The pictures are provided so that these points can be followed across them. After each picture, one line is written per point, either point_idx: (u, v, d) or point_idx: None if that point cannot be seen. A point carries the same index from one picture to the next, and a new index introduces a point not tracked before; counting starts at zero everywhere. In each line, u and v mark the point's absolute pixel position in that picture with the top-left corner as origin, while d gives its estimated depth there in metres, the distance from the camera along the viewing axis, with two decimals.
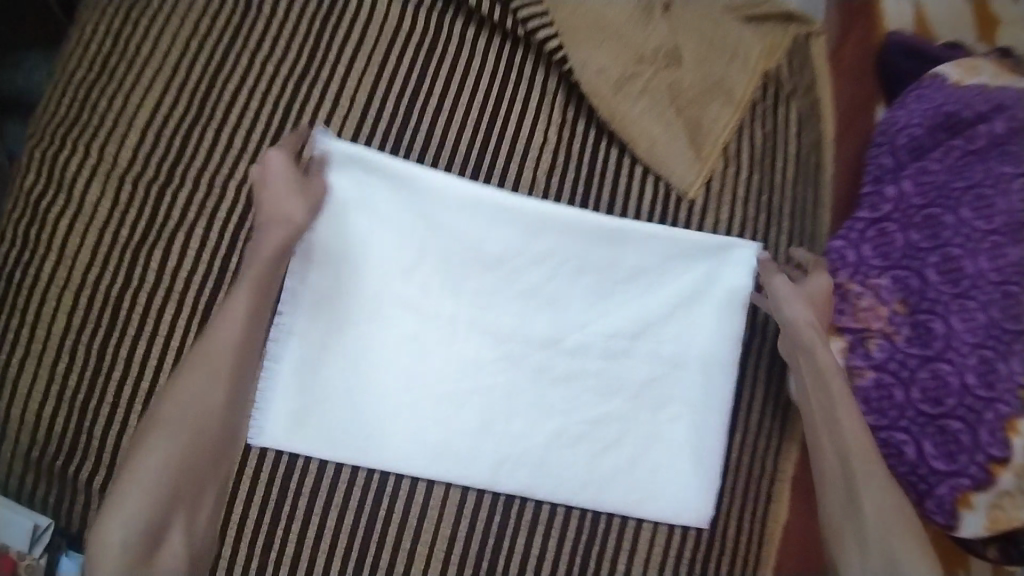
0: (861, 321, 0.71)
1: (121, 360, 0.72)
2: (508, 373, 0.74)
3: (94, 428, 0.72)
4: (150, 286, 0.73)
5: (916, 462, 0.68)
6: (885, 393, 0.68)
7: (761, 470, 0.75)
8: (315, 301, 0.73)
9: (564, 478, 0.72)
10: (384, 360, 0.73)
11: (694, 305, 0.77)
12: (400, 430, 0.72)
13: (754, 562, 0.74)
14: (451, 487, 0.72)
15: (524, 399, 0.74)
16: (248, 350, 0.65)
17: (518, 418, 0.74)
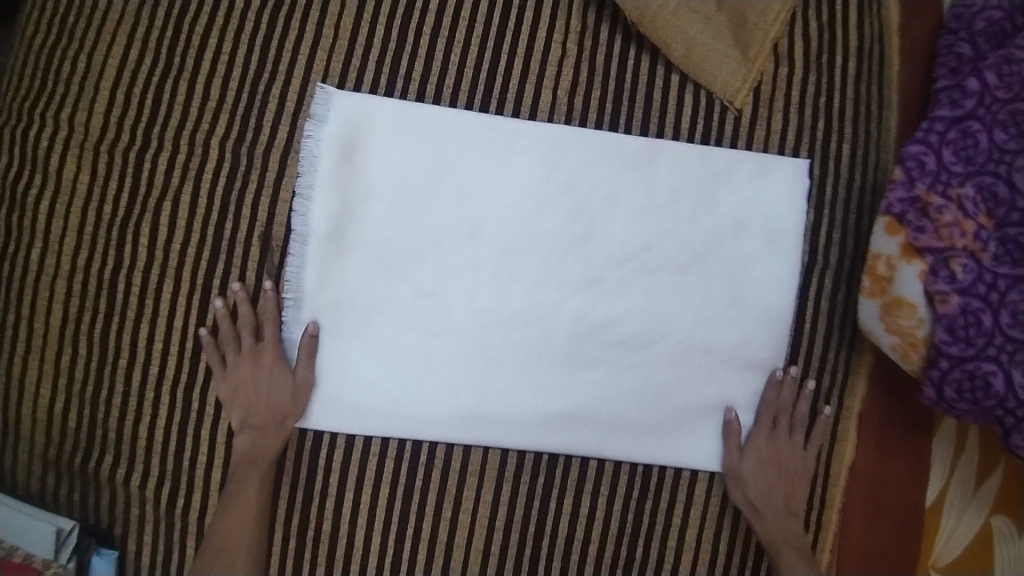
0: (942, 237, 0.60)
1: (122, 348, 0.65)
2: (540, 324, 0.66)
3: (107, 421, 0.66)
4: (142, 263, 0.64)
5: (1003, 395, 0.58)
6: (973, 320, 0.58)
7: (824, 409, 0.69)
8: (324, 262, 0.64)
9: (609, 430, 0.67)
10: (406, 316, 0.65)
11: (751, 227, 0.67)
12: (432, 393, 0.65)
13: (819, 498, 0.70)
14: (490, 451, 0.66)
15: (559, 351, 0.66)
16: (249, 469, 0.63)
17: (552, 374, 0.66)
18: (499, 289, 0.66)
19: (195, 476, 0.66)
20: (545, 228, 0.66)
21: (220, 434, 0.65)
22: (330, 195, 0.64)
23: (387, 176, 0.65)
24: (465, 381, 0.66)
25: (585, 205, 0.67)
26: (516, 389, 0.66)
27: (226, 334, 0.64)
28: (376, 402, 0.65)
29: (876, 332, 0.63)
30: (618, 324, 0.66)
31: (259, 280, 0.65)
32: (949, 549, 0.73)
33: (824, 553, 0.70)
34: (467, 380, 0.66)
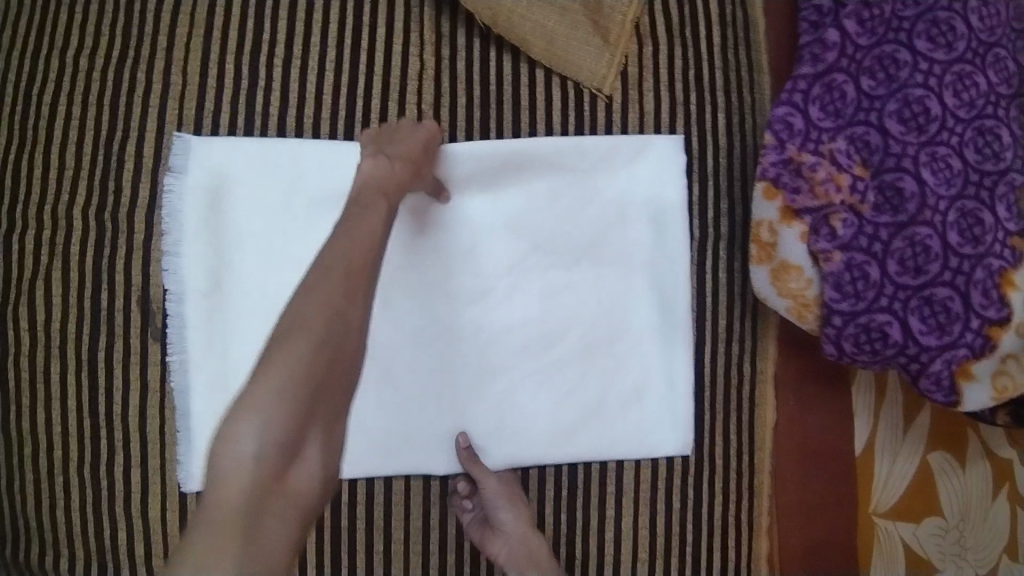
0: (818, 196, 0.60)
1: (17, 437, 0.63)
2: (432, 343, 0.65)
3: (19, 511, 0.64)
4: (22, 347, 0.63)
5: (903, 343, 0.58)
6: (858, 273, 0.58)
7: (737, 377, 0.70)
8: (203, 317, 0.64)
9: (517, 436, 0.66)
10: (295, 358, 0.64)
11: (632, 211, 0.67)
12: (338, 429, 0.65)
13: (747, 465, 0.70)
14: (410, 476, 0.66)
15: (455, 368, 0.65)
16: (330, 365, 0.43)
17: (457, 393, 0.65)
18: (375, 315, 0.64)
19: (119, 551, 0.65)
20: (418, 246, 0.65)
21: (137, 503, 0.64)
22: (197, 245, 0.63)
23: (255, 217, 0.64)
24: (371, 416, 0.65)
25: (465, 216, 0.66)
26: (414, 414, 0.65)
27: (126, 404, 0.64)
28: None
29: (768, 299, 0.62)
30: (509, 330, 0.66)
31: (144, 344, 0.63)
32: (890, 491, 0.74)
33: (761, 517, 0.72)
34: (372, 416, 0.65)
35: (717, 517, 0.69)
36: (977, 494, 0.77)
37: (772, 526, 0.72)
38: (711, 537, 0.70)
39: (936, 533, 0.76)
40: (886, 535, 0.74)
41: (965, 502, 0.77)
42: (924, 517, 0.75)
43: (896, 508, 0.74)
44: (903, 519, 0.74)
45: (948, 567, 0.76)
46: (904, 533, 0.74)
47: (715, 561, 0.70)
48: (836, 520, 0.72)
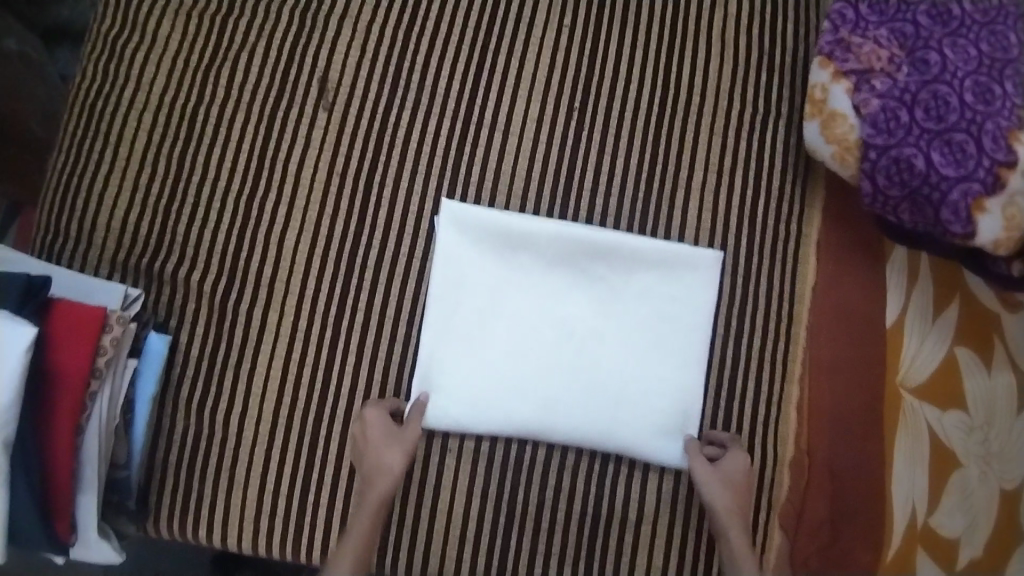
0: (863, 61, 0.73)
1: (197, 167, 0.80)
2: (606, 249, 0.76)
3: (176, 227, 0.79)
4: (221, 99, 0.81)
5: (926, 173, 0.69)
6: (892, 116, 0.70)
7: (784, 235, 0.81)
8: (370, 110, 0.81)
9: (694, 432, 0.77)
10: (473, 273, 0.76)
11: (711, 83, 0.83)
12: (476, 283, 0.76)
13: (787, 312, 0.80)
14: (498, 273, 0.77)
15: (630, 271, 0.76)
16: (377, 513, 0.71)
17: (648, 280, 0.77)
18: (564, 244, 0.76)
19: (249, 271, 0.78)
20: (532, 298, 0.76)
21: (275, 233, 0.78)
22: (378, 61, 0.82)
23: (417, 36, 0.83)
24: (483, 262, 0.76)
25: (577, 62, 0.83)
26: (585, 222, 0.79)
27: (288, 154, 0.80)
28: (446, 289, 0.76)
29: (817, 145, 0.75)
30: (657, 258, 0.76)
31: (314, 113, 0.81)
32: (917, 370, 0.80)
33: (795, 367, 0.79)
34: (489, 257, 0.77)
35: (750, 344, 0.79)
36: (1004, 400, 0.82)
37: (805, 379, 0.79)
38: (746, 361, 0.79)
39: (960, 427, 0.81)
40: (909, 412, 0.80)
41: (992, 405, 0.81)
42: (949, 408, 0.81)
43: (921, 388, 0.80)
44: (929, 403, 0.80)
45: (972, 465, 0.81)
46: (929, 416, 0.80)
47: (750, 385, 0.78)
48: (863, 382, 0.79)
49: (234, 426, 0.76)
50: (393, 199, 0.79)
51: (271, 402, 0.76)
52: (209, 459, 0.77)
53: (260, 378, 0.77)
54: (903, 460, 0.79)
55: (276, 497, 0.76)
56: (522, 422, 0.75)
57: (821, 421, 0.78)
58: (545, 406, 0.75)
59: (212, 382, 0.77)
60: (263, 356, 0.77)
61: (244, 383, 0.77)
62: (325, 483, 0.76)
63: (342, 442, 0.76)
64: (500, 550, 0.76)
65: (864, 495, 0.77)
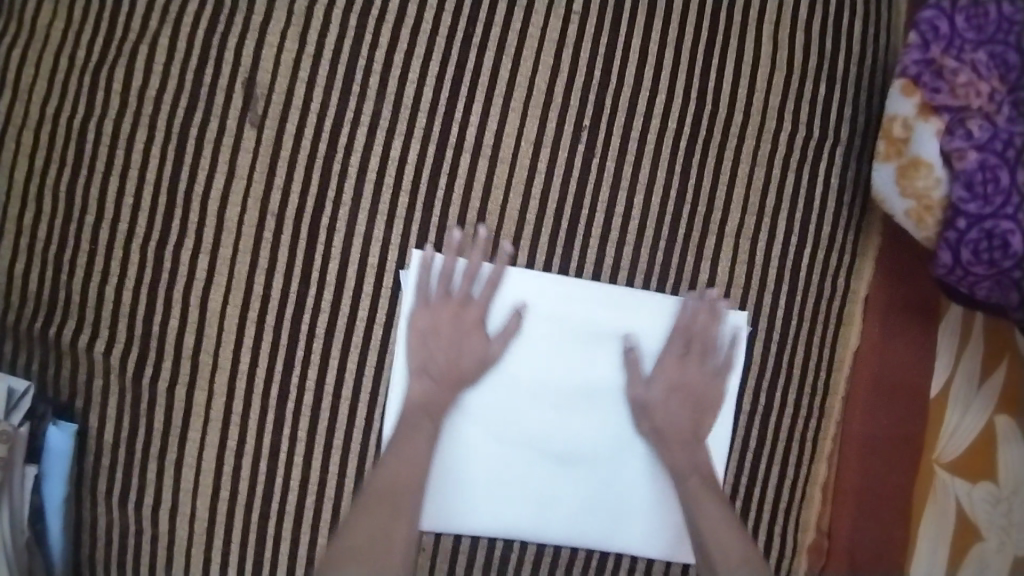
0: (959, 96, 0.57)
1: (93, 203, 0.61)
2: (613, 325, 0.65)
3: (72, 283, 0.61)
4: (117, 110, 0.61)
5: (1023, 255, 0.56)
6: (991, 176, 0.55)
7: (829, 290, 0.67)
8: (315, 125, 0.62)
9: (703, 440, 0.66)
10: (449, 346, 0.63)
11: (753, 96, 0.66)
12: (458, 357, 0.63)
13: (824, 378, 0.68)
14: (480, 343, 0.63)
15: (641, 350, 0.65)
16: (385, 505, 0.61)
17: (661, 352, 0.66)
18: (564, 318, 0.64)
19: (166, 339, 0.61)
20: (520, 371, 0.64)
21: (197, 291, 0.61)
22: (322, 56, 0.62)
23: (374, 21, 0.62)
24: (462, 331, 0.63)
25: (586, 62, 0.64)
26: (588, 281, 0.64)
27: (210, 185, 0.61)
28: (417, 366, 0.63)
29: (889, 196, 0.61)
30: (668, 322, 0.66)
31: (240, 129, 0.61)
32: (954, 444, 0.71)
33: (825, 445, 0.69)
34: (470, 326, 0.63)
35: (778, 419, 0.67)
36: None
37: (833, 456, 0.70)
38: (771, 438, 0.68)
39: (989, 501, 0.73)
40: (940, 487, 0.72)
41: None
42: (981, 481, 0.73)
43: (955, 463, 0.72)
44: (961, 477, 0.72)
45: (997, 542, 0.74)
46: (959, 492, 0.72)
47: (772, 466, 0.68)
48: (898, 462, 0.70)
49: (164, 527, 0.63)
50: (347, 245, 0.62)
51: (205, 498, 0.62)
52: (138, 565, 0.63)
53: (190, 471, 0.62)
54: (926, 538, 0.73)
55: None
56: (512, 519, 0.64)
57: (847, 503, 0.70)
58: (543, 497, 0.65)
59: (131, 476, 0.62)
60: (192, 444, 0.62)
61: (171, 478, 0.62)
62: None
63: (295, 543, 0.63)
64: None
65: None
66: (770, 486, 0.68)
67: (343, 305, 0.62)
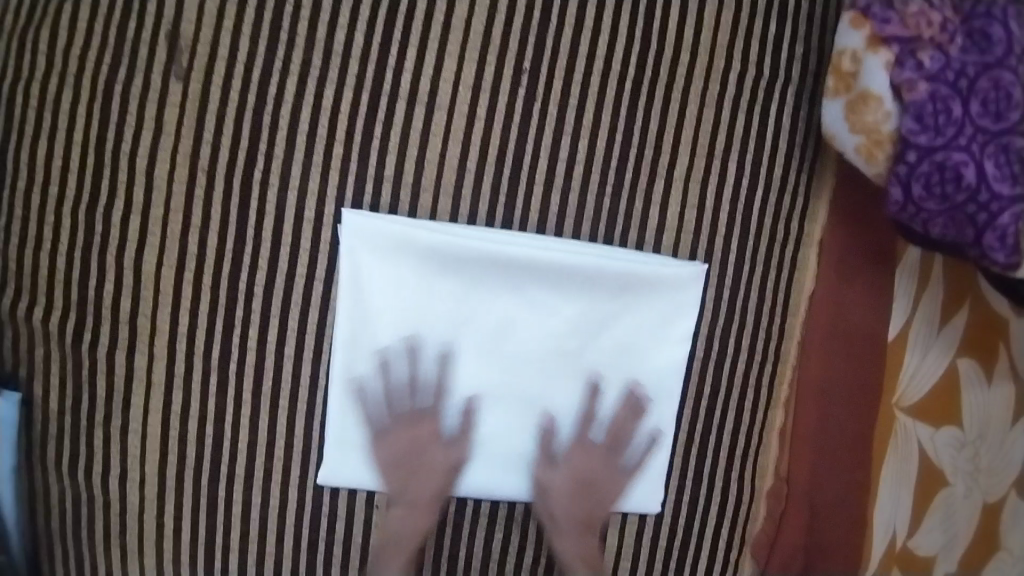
0: (910, 25, 0.54)
1: (22, 167, 0.60)
2: (556, 272, 0.61)
3: (6, 251, 0.60)
4: (39, 69, 0.59)
5: (974, 189, 0.53)
6: (942, 107, 0.53)
7: (783, 234, 0.66)
8: (243, 77, 0.59)
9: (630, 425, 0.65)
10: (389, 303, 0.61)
11: (702, 33, 0.63)
12: (398, 314, 0.61)
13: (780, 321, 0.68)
14: (421, 299, 0.61)
15: (588, 297, 0.62)
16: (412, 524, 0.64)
17: (612, 306, 0.63)
18: (502, 271, 0.61)
19: (105, 304, 0.60)
20: (464, 327, 0.62)
21: (133, 253, 0.60)
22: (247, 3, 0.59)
23: None
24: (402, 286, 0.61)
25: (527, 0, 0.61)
26: (532, 232, 0.62)
27: (139, 145, 0.59)
28: (359, 324, 0.61)
29: (839, 133, 0.58)
30: (620, 276, 0.62)
31: (166, 84, 0.59)
32: (915, 387, 0.71)
33: (781, 390, 0.70)
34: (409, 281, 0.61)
35: (732, 367, 0.67)
36: (1000, 412, 0.74)
37: (789, 400, 0.70)
38: (725, 385, 0.67)
39: (952, 444, 0.73)
40: (902, 432, 0.71)
41: (987, 419, 0.74)
42: (943, 425, 0.73)
43: (917, 406, 0.71)
44: (924, 423, 0.72)
45: (959, 484, 0.75)
46: (922, 437, 0.72)
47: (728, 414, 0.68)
48: (854, 405, 0.69)
49: (115, 492, 0.63)
50: (280, 200, 0.60)
51: (155, 463, 0.62)
52: (93, 530, 0.64)
53: (138, 436, 0.62)
54: (889, 483, 0.72)
55: (177, 569, 0.64)
56: (463, 474, 0.64)
57: (804, 448, 0.70)
58: (494, 453, 0.64)
59: (80, 442, 0.62)
60: (138, 408, 0.61)
61: (119, 443, 0.62)
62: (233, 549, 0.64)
63: (248, 503, 0.63)
64: None
65: (844, 521, 0.71)
66: (726, 432, 0.68)
67: (283, 263, 0.60)
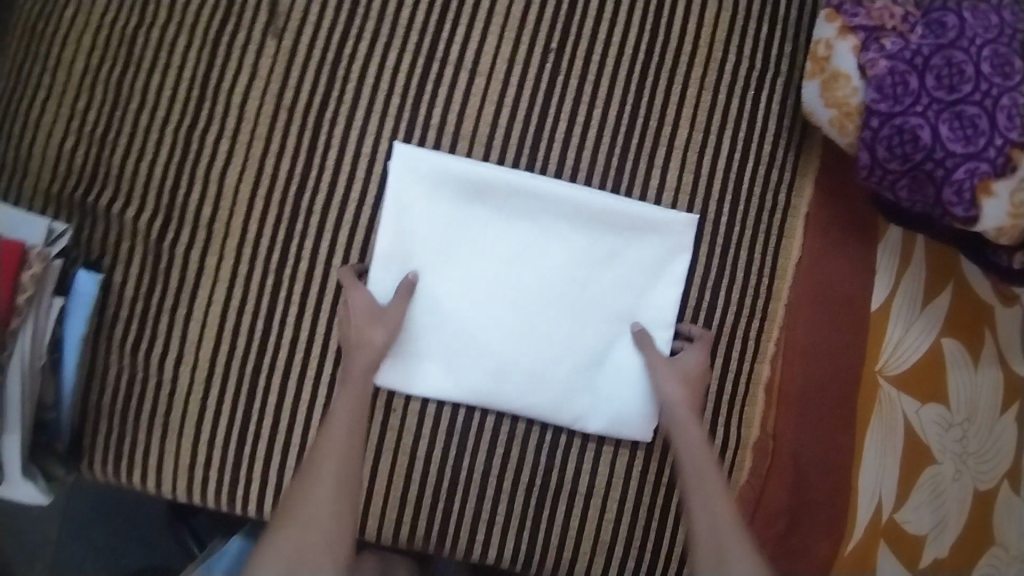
0: (874, 16, 0.66)
1: (137, 93, 0.73)
2: (570, 204, 0.70)
3: (112, 158, 0.73)
4: (164, 19, 0.74)
5: (931, 148, 0.63)
6: (900, 80, 0.63)
7: (772, 205, 0.74)
8: (326, 37, 0.73)
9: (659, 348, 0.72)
10: (426, 223, 0.70)
11: (708, 32, 0.75)
12: (432, 234, 0.70)
13: (768, 283, 0.74)
14: (454, 222, 0.70)
15: (597, 232, 0.71)
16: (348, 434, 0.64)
17: (621, 244, 0.71)
18: (523, 204, 0.70)
19: (186, 210, 0.72)
20: (488, 250, 0.70)
21: (215, 170, 0.72)
22: None
23: None
24: (439, 211, 0.70)
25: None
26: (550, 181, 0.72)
27: (235, 82, 0.72)
28: (397, 239, 0.69)
29: (814, 107, 0.70)
30: (629, 217, 0.71)
31: (263, 38, 0.73)
32: (899, 358, 0.76)
33: (768, 346, 0.75)
34: (443, 206, 0.70)
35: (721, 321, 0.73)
36: (988, 398, 0.78)
37: (777, 358, 0.75)
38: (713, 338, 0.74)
39: (939, 422, 0.77)
40: (887, 401, 0.76)
41: (974, 402, 0.78)
42: (929, 401, 0.76)
43: (901, 377, 0.76)
44: (909, 395, 0.76)
45: (947, 464, 0.77)
46: (907, 409, 0.76)
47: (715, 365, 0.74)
48: (839, 365, 0.75)
49: (168, 374, 0.72)
50: (342, 136, 0.71)
51: (207, 351, 0.71)
52: (143, 408, 0.72)
53: (197, 325, 0.72)
54: (874, 451, 0.75)
55: (210, 450, 0.72)
56: (475, 389, 0.70)
57: (790, 402, 0.75)
58: (504, 367, 0.70)
59: (145, 328, 0.72)
60: (200, 302, 0.71)
61: (179, 331, 0.72)
62: (263, 438, 0.72)
63: (282, 395, 0.72)
64: (442, 521, 0.71)
65: (828, 479, 0.74)
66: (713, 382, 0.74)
67: (338, 188, 0.71)
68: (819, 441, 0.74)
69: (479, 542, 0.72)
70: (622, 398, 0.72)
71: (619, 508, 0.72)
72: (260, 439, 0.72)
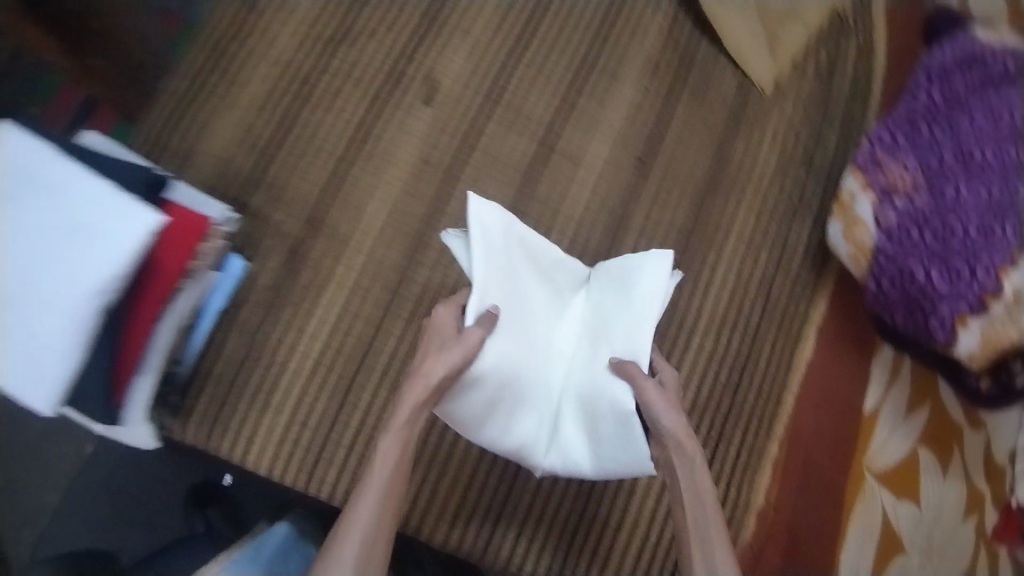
0: (890, 182, 0.88)
1: (306, 125, 0.90)
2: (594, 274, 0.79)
3: (275, 172, 0.89)
4: (341, 73, 0.91)
5: (922, 286, 0.83)
6: (904, 232, 0.85)
7: (792, 312, 0.93)
8: (469, 116, 0.92)
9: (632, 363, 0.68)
10: (501, 265, 0.69)
11: (761, 169, 0.95)
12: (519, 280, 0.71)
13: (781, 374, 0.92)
14: (520, 267, 0.69)
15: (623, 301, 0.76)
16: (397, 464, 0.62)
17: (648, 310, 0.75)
18: (566, 266, 0.77)
19: (330, 227, 0.88)
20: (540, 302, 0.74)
21: (361, 200, 0.89)
22: (484, 75, 0.93)
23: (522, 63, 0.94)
24: (508, 258, 0.70)
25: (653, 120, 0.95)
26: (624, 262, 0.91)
27: (390, 135, 0.91)
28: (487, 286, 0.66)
29: (837, 242, 0.91)
30: (650, 271, 0.71)
31: (419, 106, 0.92)
32: (884, 456, 0.90)
33: (778, 426, 0.91)
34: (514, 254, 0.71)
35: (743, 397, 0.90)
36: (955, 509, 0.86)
37: (784, 437, 0.91)
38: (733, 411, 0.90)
39: (912, 520, 0.87)
40: (870, 492, 0.89)
41: (942, 511, 0.86)
42: (904, 499, 0.88)
43: (884, 473, 0.90)
44: (889, 490, 0.89)
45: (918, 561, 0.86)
46: (886, 502, 0.88)
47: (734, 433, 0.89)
48: (833, 452, 0.91)
49: (282, 357, 0.85)
50: (467, 193, 0.89)
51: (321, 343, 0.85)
52: (250, 382, 0.84)
53: (318, 321, 0.86)
54: (858, 532, 0.87)
55: (298, 429, 0.83)
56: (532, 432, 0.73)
57: (790, 475, 0.89)
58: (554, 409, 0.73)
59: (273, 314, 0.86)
60: (325, 302, 0.86)
61: (302, 323, 0.86)
62: (348, 427, 0.84)
63: (373, 392, 0.85)
64: (489, 527, 0.83)
65: (817, 548, 0.87)
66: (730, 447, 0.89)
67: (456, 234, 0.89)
68: (812, 514, 0.88)
69: (514, 552, 0.84)
70: (613, 442, 0.68)
71: (637, 542, 0.85)
72: (345, 427, 0.84)
